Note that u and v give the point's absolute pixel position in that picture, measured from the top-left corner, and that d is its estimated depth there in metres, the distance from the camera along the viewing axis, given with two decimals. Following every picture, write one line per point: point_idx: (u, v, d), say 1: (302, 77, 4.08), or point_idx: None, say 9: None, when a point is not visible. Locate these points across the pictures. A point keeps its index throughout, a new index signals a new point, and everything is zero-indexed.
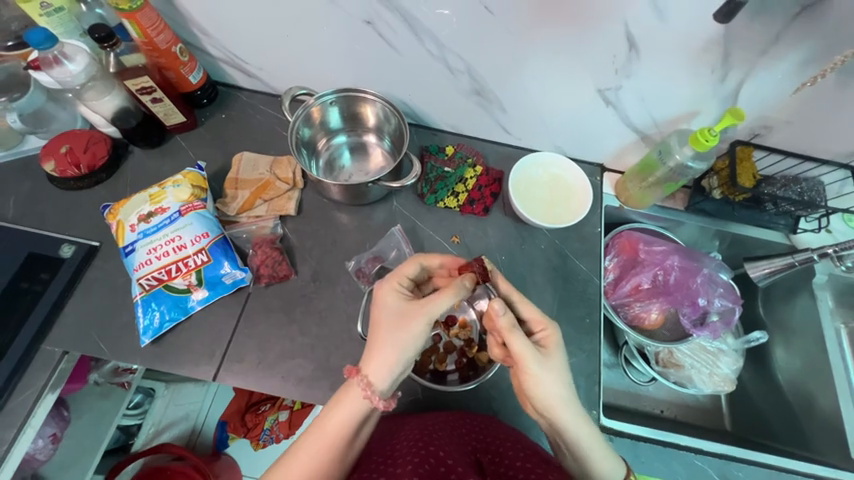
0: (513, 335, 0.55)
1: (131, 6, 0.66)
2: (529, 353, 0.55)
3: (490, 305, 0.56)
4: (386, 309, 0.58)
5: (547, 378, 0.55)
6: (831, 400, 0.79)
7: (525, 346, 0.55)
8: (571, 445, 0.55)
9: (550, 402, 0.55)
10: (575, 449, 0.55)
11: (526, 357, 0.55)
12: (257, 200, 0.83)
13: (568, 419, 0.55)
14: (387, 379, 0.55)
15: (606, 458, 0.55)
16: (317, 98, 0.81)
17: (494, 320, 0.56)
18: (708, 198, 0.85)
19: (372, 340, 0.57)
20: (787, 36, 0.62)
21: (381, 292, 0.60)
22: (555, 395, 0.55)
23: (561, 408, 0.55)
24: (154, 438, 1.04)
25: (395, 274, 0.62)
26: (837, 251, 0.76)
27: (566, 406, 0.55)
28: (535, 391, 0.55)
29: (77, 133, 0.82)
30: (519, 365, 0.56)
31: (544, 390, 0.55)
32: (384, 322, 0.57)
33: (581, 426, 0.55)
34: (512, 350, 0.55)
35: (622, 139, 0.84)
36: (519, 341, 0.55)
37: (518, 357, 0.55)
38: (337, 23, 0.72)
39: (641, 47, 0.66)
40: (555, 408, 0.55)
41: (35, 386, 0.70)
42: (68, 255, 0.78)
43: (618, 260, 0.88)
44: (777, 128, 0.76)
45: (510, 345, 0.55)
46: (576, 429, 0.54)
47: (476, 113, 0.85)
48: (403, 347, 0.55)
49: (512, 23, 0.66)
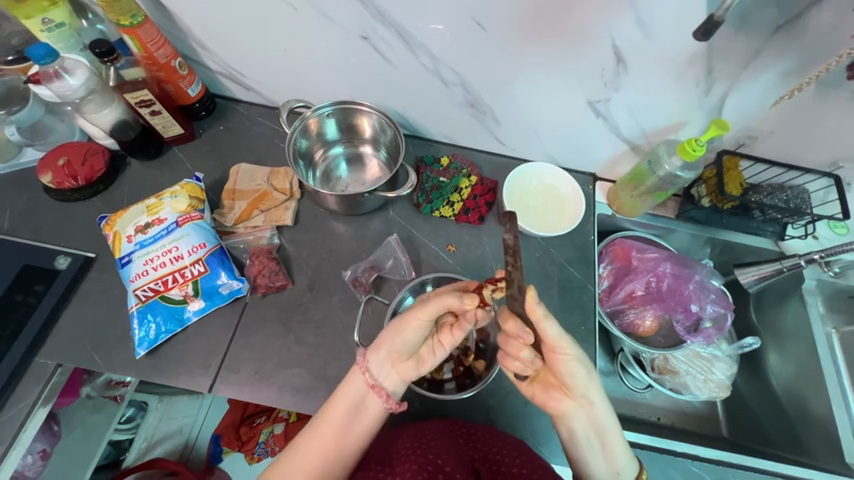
0: (550, 322, 0.55)
1: (132, 22, 0.67)
2: (565, 337, 0.57)
3: (527, 293, 0.52)
4: None
5: (579, 360, 0.58)
6: (824, 404, 0.79)
7: (561, 331, 0.56)
8: (599, 428, 0.59)
9: (583, 381, 0.58)
10: (603, 430, 0.59)
11: (561, 341, 0.57)
12: (254, 211, 0.84)
13: (598, 399, 0.59)
14: (376, 357, 0.61)
15: (625, 440, 0.59)
16: (314, 110, 0.82)
17: (531, 310, 0.53)
18: (698, 206, 0.87)
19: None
20: (767, 50, 0.64)
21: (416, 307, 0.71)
22: (587, 377, 0.58)
23: (594, 388, 0.59)
24: (145, 453, 1.03)
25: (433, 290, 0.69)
26: (823, 257, 0.79)
27: (597, 386, 0.59)
28: (571, 374, 0.57)
29: (74, 145, 0.82)
30: (554, 350, 0.57)
31: (580, 371, 0.57)
32: None
33: (609, 410, 0.59)
34: (549, 337, 0.56)
35: (612, 150, 0.87)
36: (555, 328, 0.55)
37: (554, 342, 0.56)
38: (334, 38, 0.74)
39: (629, 61, 0.68)
40: (588, 387, 0.58)
41: (28, 400, 0.69)
42: (64, 266, 0.78)
43: (612, 267, 0.90)
44: (762, 138, 0.79)
45: (547, 333, 0.55)
46: (604, 408, 0.59)
47: (470, 125, 0.87)
48: (398, 341, 0.60)
49: (502, 38, 0.68)
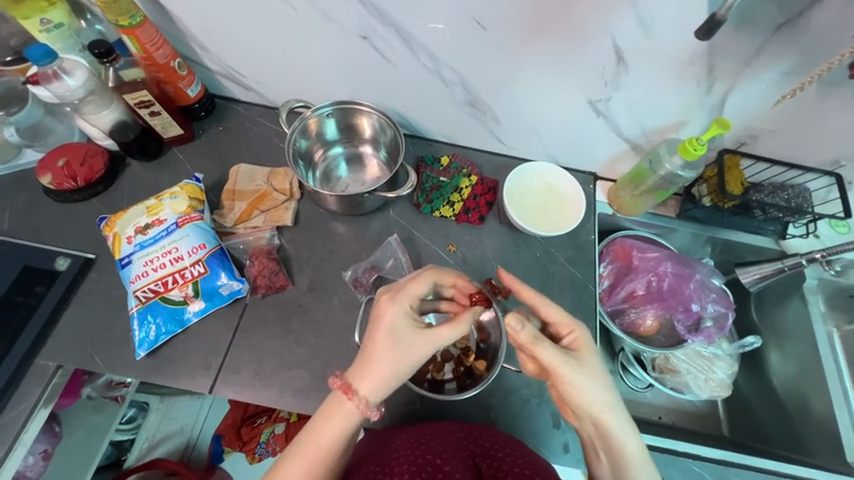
0: (537, 344, 0.57)
1: (131, 23, 0.67)
2: (561, 362, 0.57)
3: (506, 323, 0.56)
4: (392, 331, 0.58)
5: (583, 384, 0.57)
6: (825, 404, 0.79)
7: (555, 356, 0.57)
8: (611, 451, 0.57)
9: (587, 405, 0.57)
10: (613, 453, 0.57)
11: (557, 366, 0.57)
12: (254, 211, 0.84)
13: (613, 423, 0.57)
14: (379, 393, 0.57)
15: (649, 470, 0.56)
16: (314, 110, 0.82)
17: (516, 337, 0.57)
18: (698, 205, 0.86)
19: (368, 356, 0.57)
20: (769, 48, 0.64)
21: (385, 303, 0.60)
22: (593, 400, 0.57)
23: (604, 411, 0.57)
24: (148, 453, 1.04)
25: (410, 292, 0.61)
26: (825, 255, 0.78)
27: (608, 409, 0.57)
28: (574, 397, 0.58)
29: (74, 146, 0.82)
30: (554, 374, 0.58)
31: (580, 392, 0.57)
32: (386, 342, 0.57)
33: (626, 434, 0.57)
34: (544, 361, 0.57)
35: (613, 149, 0.86)
36: (547, 352, 0.57)
37: (550, 366, 0.58)
38: (334, 38, 0.73)
39: (629, 60, 0.68)
40: (597, 409, 0.57)
41: (28, 401, 0.69)
42: (64, 267, 0.78)
43: (613, 266, 0.90)
44: (763, 137, 0.79)
45: (540, 357, 0.57)
46: (619, 432, 0.56)
47: (470, 124, 0.87)
48: (403, 375, 0.58)
49: (502, 37, 0.68)
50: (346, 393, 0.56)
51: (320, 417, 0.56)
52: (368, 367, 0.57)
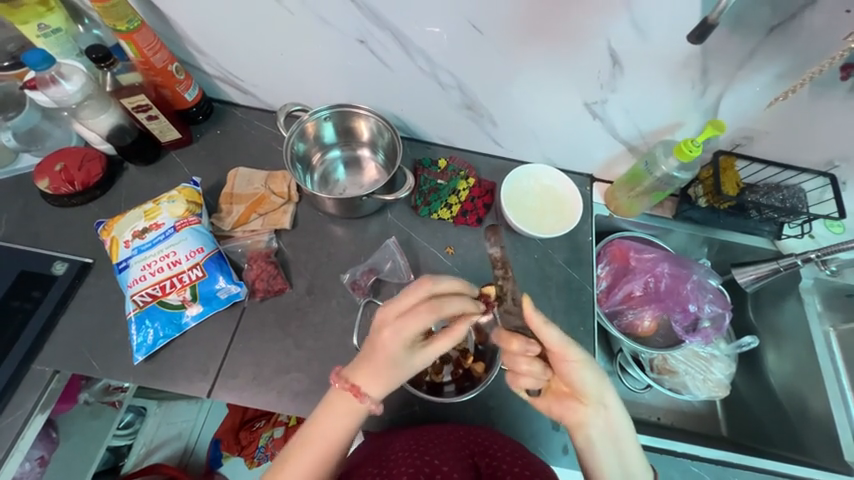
0: (550, 329, 0.56)
1: (128, 27, 0.67)
2: (570, 343, 0.58)
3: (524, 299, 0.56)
4: (393, 354, 0.56)
5: (588, 365, 0.58)
6: (823, 403, 0.80)
7: (565, 337, 0.57)
8: (615, 434, 0.58)
9: (594, 388, 0.58)
10: (618, 437, 0.58)
11: (566, 346, 0.57)
12: (252, 215, 0.84)
13: (613, 402, 0.59)
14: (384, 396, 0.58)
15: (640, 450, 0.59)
16: (312, 114, 0.83)
17: (531, 317, 0.55)
18: (695, 206, 0.87)
19: (373, 371, 0.57)
20: (762, 51, 0.64)
21: (384, 332, 0.56)
22: (596, 381, 0.58)
23: (606, 392, 0.59)
24: (145, 458, 1.03)
25: (408, 319, 0.55)
26: (820, 255, 0.79)
27: (607, 392, 0.59)
28: (580, 379, 0.58)
29: (71, 151, 0.82)
30: (562, 356, 0.58)
31: (589, 376, 0.58)
32: (387, 361, 0.56)
33: (622, 414, 0.59)
34: (554, 343, 0.56)
35: (610, 151, 0.87)
36: (558, 334, 0.56)
37: (560, 347, 0.57)
38: (331, 41, 0.74)
39: (624, 63, 0.68)
40: (600, 391, 0.58)
41: (25, 408, 0.69)
42: (61, 272, 0.77)
43: (610, 268, 0.90)
44: (758, 138, 0.79)
45: (553, 339, 0.56)
46: (620, 412, 0.58)
47: (468, 127, 0.87)
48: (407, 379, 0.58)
49: (498, 41, 0.68)
50: (356, 396, 0.56)
51: (322, 412, 0.57)
52: (362, 377, 0.57)
